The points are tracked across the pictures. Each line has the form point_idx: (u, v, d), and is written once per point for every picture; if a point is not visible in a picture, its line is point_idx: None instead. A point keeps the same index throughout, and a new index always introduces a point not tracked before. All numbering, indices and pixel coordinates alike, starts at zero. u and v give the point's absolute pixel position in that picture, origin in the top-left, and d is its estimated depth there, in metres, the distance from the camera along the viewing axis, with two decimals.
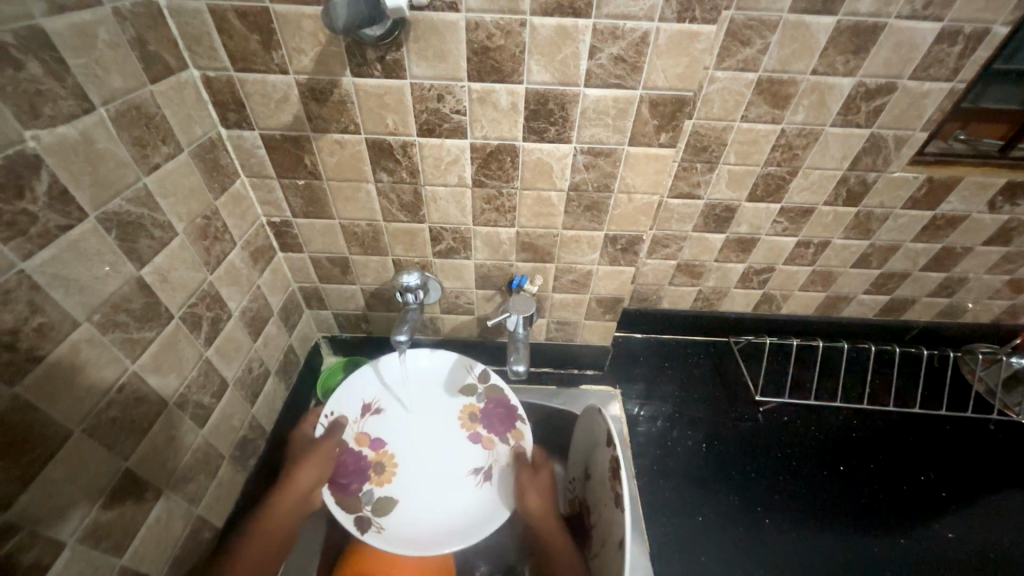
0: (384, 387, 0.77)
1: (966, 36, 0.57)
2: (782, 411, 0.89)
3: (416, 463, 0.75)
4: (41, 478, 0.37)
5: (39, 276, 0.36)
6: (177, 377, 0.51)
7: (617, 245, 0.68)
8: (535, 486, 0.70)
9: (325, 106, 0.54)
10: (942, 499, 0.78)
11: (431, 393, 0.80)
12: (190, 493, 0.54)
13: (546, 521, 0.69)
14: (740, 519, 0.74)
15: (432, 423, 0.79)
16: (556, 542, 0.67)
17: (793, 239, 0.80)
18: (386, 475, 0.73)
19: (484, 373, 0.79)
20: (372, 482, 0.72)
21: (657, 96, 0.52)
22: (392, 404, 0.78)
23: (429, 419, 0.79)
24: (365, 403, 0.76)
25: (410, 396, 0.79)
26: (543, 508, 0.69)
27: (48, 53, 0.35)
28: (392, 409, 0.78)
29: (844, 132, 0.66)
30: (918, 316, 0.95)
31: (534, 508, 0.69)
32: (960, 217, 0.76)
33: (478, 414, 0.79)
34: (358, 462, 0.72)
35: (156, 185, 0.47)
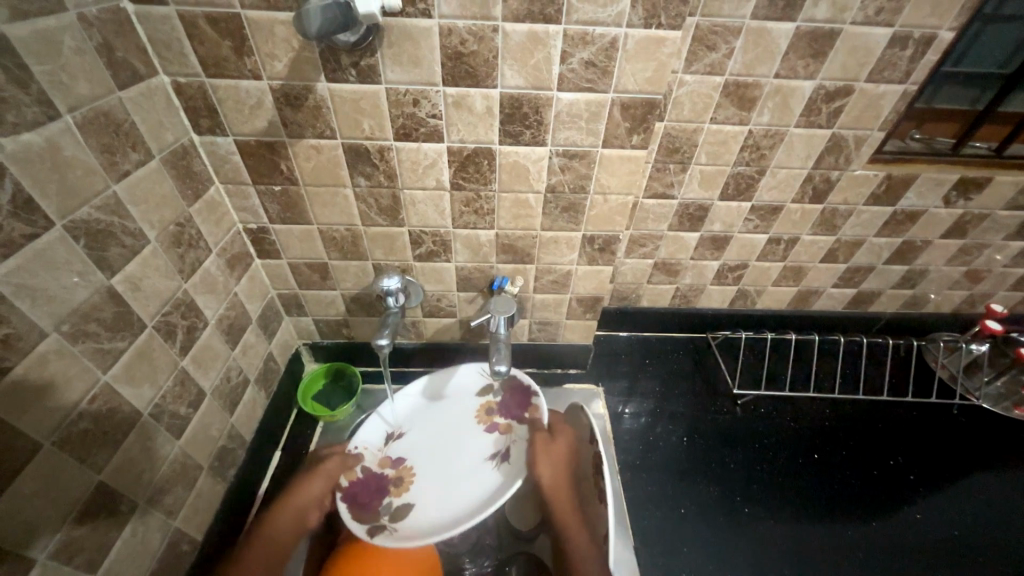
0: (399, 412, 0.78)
1: (916, 41, 0.60)
2: (760, 402, 0.91)
3: (433, 468, 0.73)
4: (9, 493, 0.36)
5: (4, 286, 0.35)
6: (152, 387, 0.50)
7: (595, 245, 0.69)
8: (549, 460, 0.70)
9: (300, 112, 0.54)
10: (909, 482, 0.81)
11: (446, 405, 0.80)
12: (167, 506, 0.53)
13: (560, 498, 0.68)
14: (721, 509, 0.75)
15: (452, 432, 0.77)
16: (568, 518, 0.66)
17: (764, 236, 0.83)
18: (404, 484, 0.71)
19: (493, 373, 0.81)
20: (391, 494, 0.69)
21: (628, 99, 0.54)
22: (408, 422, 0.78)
23: (450, 429, 0.77)
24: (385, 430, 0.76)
25: (426, 413, 0.79)
26: (556, 483, 0.69)
27: (11, 59, 0.35)
28: (414, 431, 0.77)
29: (808, 132, 0.69)
30: (885, 308, 0.99)
31: (548, 485, 0.69)
32: (918, 212, 0.80)
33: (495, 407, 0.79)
34: (381, 480, 0.71)
35: (126, 192, 0.46)
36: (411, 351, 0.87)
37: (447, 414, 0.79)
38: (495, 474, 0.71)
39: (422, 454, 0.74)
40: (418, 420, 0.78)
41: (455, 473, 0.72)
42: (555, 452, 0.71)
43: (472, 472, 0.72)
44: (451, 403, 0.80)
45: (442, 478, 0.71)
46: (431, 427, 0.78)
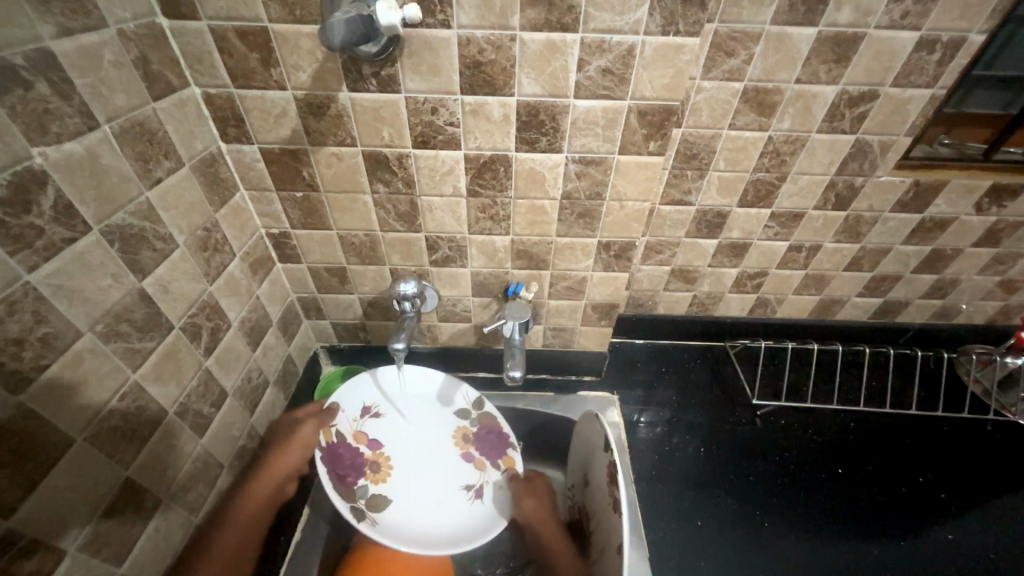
0: (385, 392, 0.76)
1: (944, 44, 0.58)
2: (780, 414, 0.89)
3: (408, 477, 0.74)
4: (44, 486, 0.37)
5: (44, 287, 0.37)
6: (177, 386, 0.52)
7: (611, 251, 0.69)
8: (534, 496, 0.74)
9: (323, 120, 0.56)
10: (940, 500, 0.78)
11: (428, 409, 0.79)
12: (189, 503, 0.54)
13: (546, 527, 0.71)
14: (738, 523, 0.74)
15: (425, 441, 0.78)
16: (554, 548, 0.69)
17: (785, 243, 0.81)
18: (381, 473, 0.73)
19: (478, 401, 0.80)
20: (368, 479, 0.71)
21: (645, 106, 0.54)
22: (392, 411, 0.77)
23: (422, 437, 0.78)
24: (366, 404, 0.75)
25: (408, 409, 0.78)
26: (539, 514, 0.72)
27: (56, 73, 0.37)
28: (391, 415, 0.77)
29: (830, 138, 0.67)
30: (913, 318, 0.95)
31: (533, 517, 0.72)
32: (948, 219, 0.78)
33: (471, 436, 0.79)
34: (354, 455, 0.72)
35: (158, 198, 0.48)
36: (426, 355, 0.88)
37: (427, 418, 0.79)
38: (452, 501, 0.73)
39: (389, 447, 0.75)
40: (399, 410, 0.78)
41: (412, 480, 0.74)
42: (538, 487, 0.76)
43: (428, 488, 0.74)
44: (436, 410, 0.79)
45: (399, 481, 0.73)
46: (405, 425, 0.78)
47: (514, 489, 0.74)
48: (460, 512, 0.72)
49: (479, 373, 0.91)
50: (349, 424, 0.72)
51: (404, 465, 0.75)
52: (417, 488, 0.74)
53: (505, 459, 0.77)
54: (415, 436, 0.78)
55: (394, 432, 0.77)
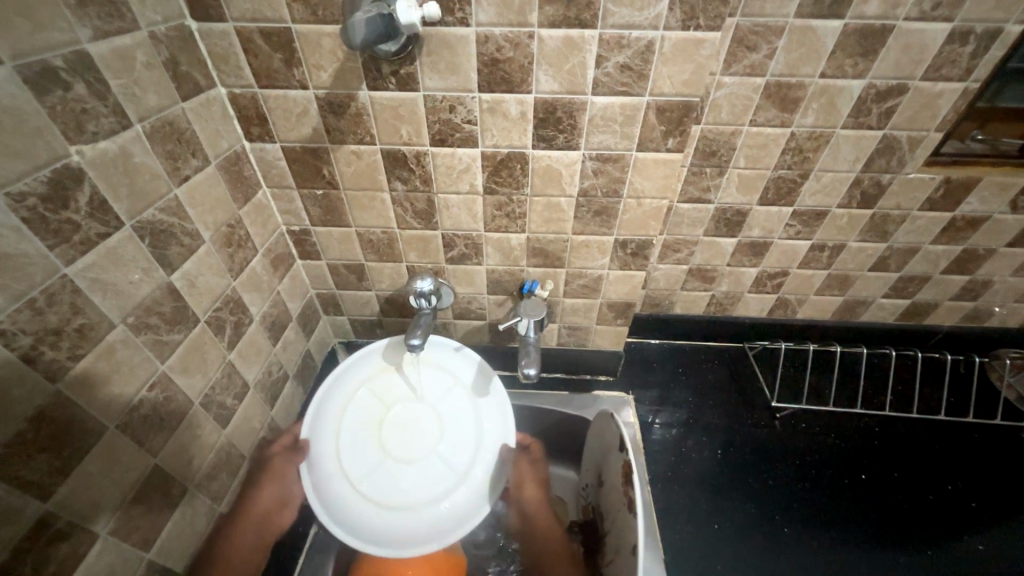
0: (363, 404, 0.72)
1: (978, 35, 0.56)
2: (800, 417, 0.87)
3: (413, 406, 0.74)
4: (78, 471, 0.39)
5: (80, 280, 0.38)
6: (202, 378, 0.53)
7: (628, 249, 0.69)
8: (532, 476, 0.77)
9: (343, 119, 0.57)
10: (970, 510, 0.75)
11: (357, 465, 0.67)
12: (212, 491, 0.56)
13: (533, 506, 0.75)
14: (757, 526, 0.72)
15: (404, 446, 0.70)
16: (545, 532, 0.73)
17: (806, 242, 0.80)
18: (386, 398, 0.74)
19: (390, 524, 0.65)
20: (377, 395, 0.73)
21: (664, 102, 0.53)
22: (355, 450, 0.68)
23: (406, 440, 0.70)
24: (378, 395, 0.73)
25: (361, 445, 0.69)
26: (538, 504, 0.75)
27: (92, 74, 0.38)
28: (356, 450, 0.68)
29: (856, 134, 0.65)
30: (942, 321, 0.92)
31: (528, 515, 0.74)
32: (981, 218, 0.75)
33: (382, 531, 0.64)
34: (375, 392, 0.74)
35: (186, 195, 0.50)
36: None
37: (378, 451, 0.69)
38: (479, 451, 0.71)
39: (435, 395, 0.75)
40: (375, 424, 0.71)
41: (466, 412, 0.74)
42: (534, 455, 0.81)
43: (465, 432, 0.72)
44: (352, 496, 0.65)
45: (478, 399, 0.75)
46: (395, 427, 0.71)
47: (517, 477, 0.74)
48: (411, 526, 0.65)
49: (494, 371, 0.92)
50: (423, 366, 0.77)
51: (409, 415, 0.73)
52: (478, 420, 0.73)
53: (419, 532, 0.65)
54: (409, 430, 0.71)
55: (417, 403, 0.74)
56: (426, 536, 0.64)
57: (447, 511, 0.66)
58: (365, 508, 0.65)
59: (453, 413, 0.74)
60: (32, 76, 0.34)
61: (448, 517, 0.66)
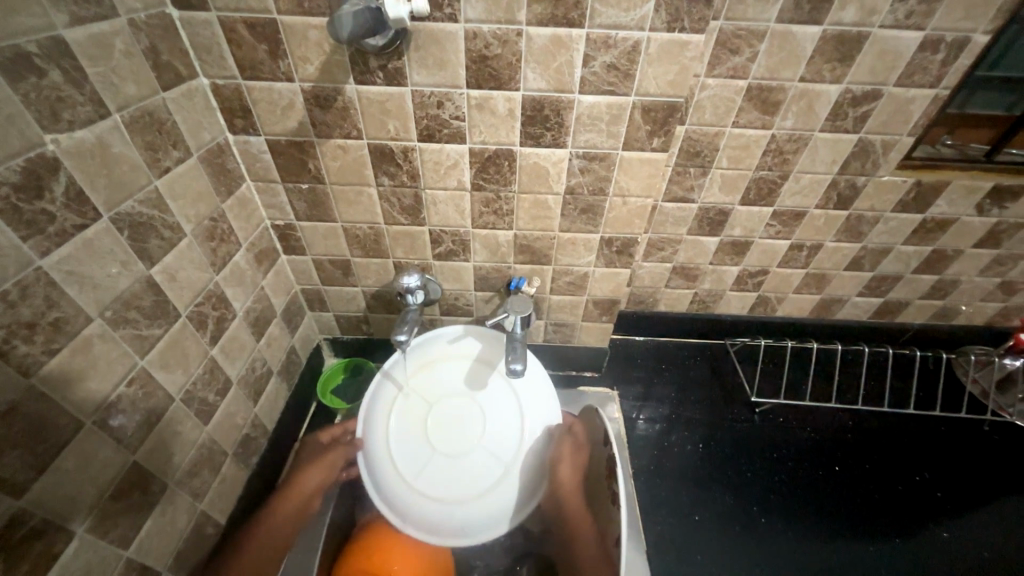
0: (408, 403, 0.73)
1: (948, 44, 0.59)
2: (778, 412, 0.90)
3: (458, 399, 0.74)
4: (53, 468, 0.38)
5: (55, 273, 0.37)
6: (184, 374, 0.52)
7: (613, 247, 0.70)
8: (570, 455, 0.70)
9: (329, 112, 0.56)
10: (936, 499, 0.78)
11: (410, 462, 0.68)
12: (193, 489, 0.55)
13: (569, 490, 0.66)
14: (736, 518, 0.74)
15: (451, 440, 0.70)
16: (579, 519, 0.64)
17: (786, 242, 0.82)
18: (432, 391, 0.74)
19: (446, 517, 0.66)
20: (421, 390, 0.74)
21: (649, 102, 0.54)
22: (407, 445, 0.69)
23: (454, 433, 0.71)
24: (422, 393, 0.74)
25: (410, 442, 0.70)
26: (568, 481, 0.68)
27: (68, 61, 0.37)
28: (408, 444, 0.70)
29: (833, 137, 0.68)
30: (913, 319, 0.96)
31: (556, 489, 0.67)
32: (950, 220, 0.78)
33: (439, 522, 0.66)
34: (422, 387, 0.74)
35: (167, 187, 0.49)
36: None
37: (427, 448, 0.70)
38: (526, 437, 0.71)
39: (478, 387, 0.75)
40: (423, 420, 0.72)
41: (509, 403, 0.73)
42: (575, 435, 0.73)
43: (511, 421, 0.72)
44: (408, 490, 0.67)
45: (519, 389, 0.75)
46: (440, 422, 0.71)
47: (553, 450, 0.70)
48: (468, 516, 0.66)
49: None
50: (462, 362, 0.77)
51: (455, 409, 0.73)
52: (521, 411, 0.73)
53: (472, 523, 0.66)
54: (453, 424, 0.71)
55: (461, 396, 0.74)
56: (477, 526, 0.66)
57: (502, 498, 0.67)
58: (421, 500, 0.66)
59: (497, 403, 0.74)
60: (5, 62, 0.33)
61: (502, 503, 0.67)
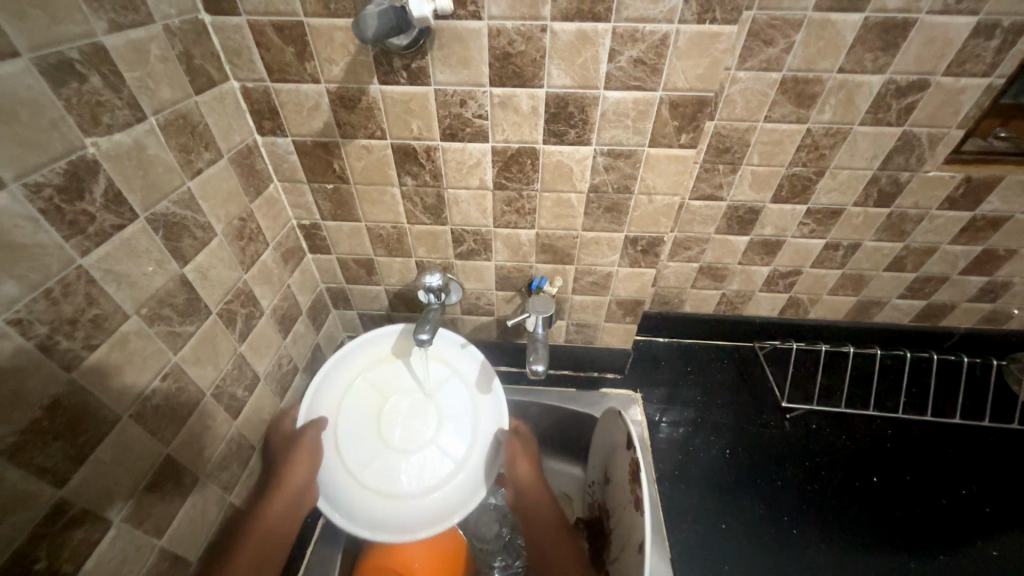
0: (361, 397, 0.74)
1: (1005, 29, 0.55)
2: (810, 418, 0.86)
3: (409, 397, 0.75)
4: (93, 459, 0.39)
5: (95, 271, 0.39)
6: (214, 369, 0.54)
7: (638, 246, 0.68)
8: (524, 456, 0.75)
9: (353, 113, 0.57)
10: (984, 515, 0.74)
11: (356, 455, 0.69)
12: (223, 481, 0.56)
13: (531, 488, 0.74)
14: (765, 528, 0.72)
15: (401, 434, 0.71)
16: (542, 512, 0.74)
17: (821, 241, 0.78)
18: (383, 390, 0.75)
19: (388, 513, 0.67)
20: (375, 387, 0.75)
21: (677, 97, 0.52)
22: (357, 441, 0.70)
23: (403, 428, 0.72)
24: (377, 388, 0.75)
25: (360, 435, 0.71)
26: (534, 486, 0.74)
27: (107, 67, 0.39)
28: (357, 440, 0.70)
29: (874, 130, 0.64)
30: (960, 322, 0.90)
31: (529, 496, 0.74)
32: (1002, 218, 0.73)
33: (381, 519, 0.66)
34: (375, 384, 0.75)
35: (199, 188, 0.50)
36: None
37: (377, 443, 0.71)
38: (475, 438, 0.73)
39: (432, 386, 0.76)
40: (374, 416, 0.73)
41: (462, 404, 0.76)
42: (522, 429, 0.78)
43: (462, 421, 0.74)
44: (352, 485, 0.67)
45: (474, 391, 0.77)
46: (391, 417, 0.73)
47: (512, 455, 0.74)
48: (410, 513, 0.67)
49: (501, 368, 0.92)
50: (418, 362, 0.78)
51: (406, 407, 0.74)
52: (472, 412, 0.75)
53: (414, 522, 0.67)
54: (404, 419, 0.73)
55: (413, 396, 0.75)
56: (419, 525, 0.66)
57: (444, 496, 0.69)
58: (366, 497, 0.67)
59: (450, 404, 0.76)
60: (49, 69, 0.34)
61: (446, 503, 0.68)
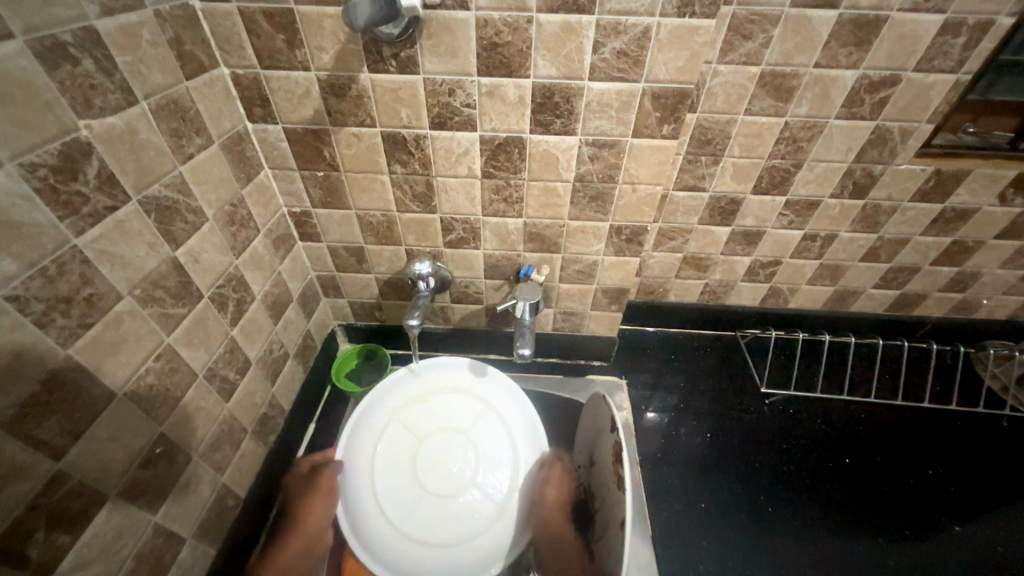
0: (397, 435, 0.72)
1: (970, 27, 0.57)
2: (788, 403, 0.89)
3: (442, 434, 0.72)
4: (89, 434, 0.40)
5: (89, 251, 0.40)
6: (206, 352, 0.55)
7: (622, 235, 0.70)
8: (559, 484, 0.70)
9: (344, 101, 0.58)
10: (949, 493, 0.78)
11: (389, 495, 0.68)
12: (215, 462, 0.58)
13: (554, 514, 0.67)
14: (742, 507, 0.75)
15: (436, 474, 0.69)
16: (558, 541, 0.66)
17: (799, 232, 0.81)
18: (413, 428, 0.73)
19: (436, 563, 0.64)
20: (403, 425, 0.73)
21: (659, 89, 0.54)
22: (395, 486, 0.68)
23: (438, 469, 0.69)
24: (413, 425, 0.73)
25: (394, 475, 0.69)
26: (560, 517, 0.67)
27: (99, 50, 0.39)
28: (393, 486, 0.68)
29: (849, 124, 0.67)
30: (931, 312, 0.94)
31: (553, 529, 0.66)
32: (970, 210, 0.76)
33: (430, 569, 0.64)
34: (404, 422, 0.73)
35: (190, 173, 0.51)
36: (439, 335, 0.91)
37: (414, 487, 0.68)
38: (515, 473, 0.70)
39: (464, 420, 0.74)
40: (408, 458, 0.70)
41: (497, 436, 0.73)
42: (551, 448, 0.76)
43: (499, 455, 0.71)
44: (396, 535, 0.65)
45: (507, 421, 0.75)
46: (426, 456, 0.71)
47: (547, 476, 0.70)
48: (459, 561, 0.65)
49: (490, 355, 0.94)
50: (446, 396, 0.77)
51: (439, 445, 0.72)
52: (508, 444, 0.73)
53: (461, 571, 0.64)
54: (439, 459, 0.70)
55: (446, 432, 0.73)
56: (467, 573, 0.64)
57: (483, 540, 0.66)
58: (411, 546, 0.65)
59: (486, 438, 0.73)
60: (43, 51, 0.35)
61: (495, 545, 0.66)
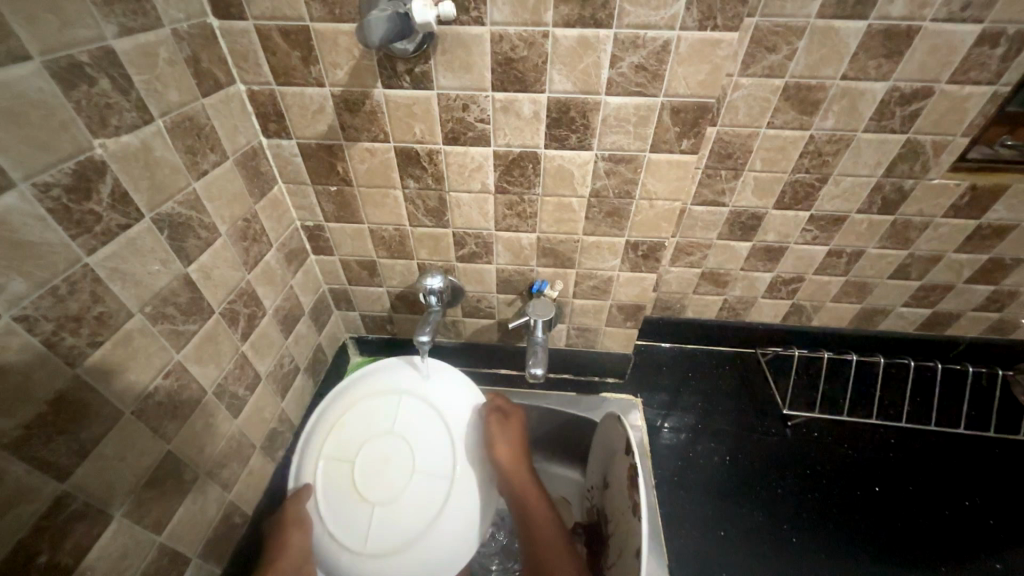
0: (332, 445, 0.65)
1: (1010, 37, 0.54)
2: (812, 426, 0.86)
3: (374, 436, 0.66)
4: (95, 454, 0.40)
5: (101, 270, 0.39)
6: (216, 368, 0.54)
7: (639, 251, 0.68)
8: (506, 437, 0.68)
9: (358, 116, 0.58)
10: (988, 527, 0.73)
11: (342, 510, 0.61)
12: (223, 479, 0.57)
13: (515, 468, 0.67)
14: (764, 537, 0.71)
15: (377, 479, 0.62)
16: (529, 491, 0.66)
17: (824, 248, 0.78)
18: (341, 436, 0.66)
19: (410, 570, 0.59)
20: (330, 430, 0.66)
21: (679, 103, 0.53)
22: (343, 505, 0.61)
23: (385, 466, 0.63)
24: (347, 429, 0.67)
25: (340, 485, 0.63)
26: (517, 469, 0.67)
27: (116, 70, 0.39)
28: (340, 506, 0.61)
29: (878, 137, 0.64)
30: (966, 331, 0.89)
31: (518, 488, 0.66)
32: (1009, 227, 0.72)
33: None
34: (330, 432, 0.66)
35: (204, 189, 0.51)
36: (450, 349, 0.89)
37: (360, 502, 0.61)
38: (461, 454, 0.65)
39: (396, 414, 0.68)
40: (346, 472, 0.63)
41: (434, 421, 0.67)
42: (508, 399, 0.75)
43: (440, 439, 0.66)
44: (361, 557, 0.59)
45: (439, 405, 0.69)
46: (369, 459, 0.64)
47: (491, 433, 0.68)
48: (433, 558, 0.60)
49: (501, 370, 0.92)
50: (374, 394, 0.70)
51: (376, 448, 0.65)
52: (446, 427, 0.67)
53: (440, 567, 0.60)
54: (384, 460, 0.64)
55: (380, 433, 0.66)
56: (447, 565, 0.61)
57: (449, 529, 0.61)
58: (377, 562, 0.59)
59: (422, 427, 0.67)
60: (60, 72, 0.35)
61: (462, 529, 0.62)
